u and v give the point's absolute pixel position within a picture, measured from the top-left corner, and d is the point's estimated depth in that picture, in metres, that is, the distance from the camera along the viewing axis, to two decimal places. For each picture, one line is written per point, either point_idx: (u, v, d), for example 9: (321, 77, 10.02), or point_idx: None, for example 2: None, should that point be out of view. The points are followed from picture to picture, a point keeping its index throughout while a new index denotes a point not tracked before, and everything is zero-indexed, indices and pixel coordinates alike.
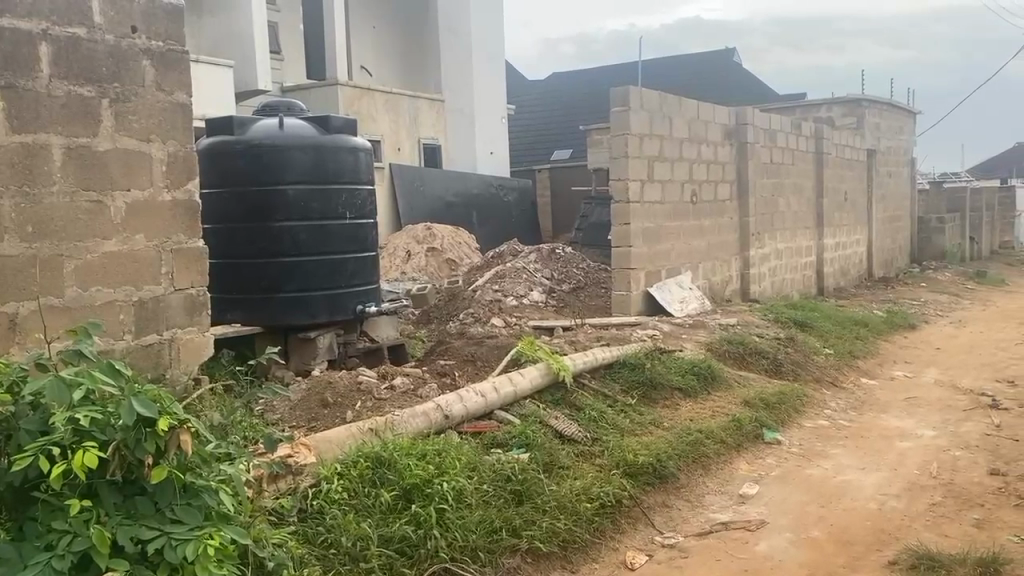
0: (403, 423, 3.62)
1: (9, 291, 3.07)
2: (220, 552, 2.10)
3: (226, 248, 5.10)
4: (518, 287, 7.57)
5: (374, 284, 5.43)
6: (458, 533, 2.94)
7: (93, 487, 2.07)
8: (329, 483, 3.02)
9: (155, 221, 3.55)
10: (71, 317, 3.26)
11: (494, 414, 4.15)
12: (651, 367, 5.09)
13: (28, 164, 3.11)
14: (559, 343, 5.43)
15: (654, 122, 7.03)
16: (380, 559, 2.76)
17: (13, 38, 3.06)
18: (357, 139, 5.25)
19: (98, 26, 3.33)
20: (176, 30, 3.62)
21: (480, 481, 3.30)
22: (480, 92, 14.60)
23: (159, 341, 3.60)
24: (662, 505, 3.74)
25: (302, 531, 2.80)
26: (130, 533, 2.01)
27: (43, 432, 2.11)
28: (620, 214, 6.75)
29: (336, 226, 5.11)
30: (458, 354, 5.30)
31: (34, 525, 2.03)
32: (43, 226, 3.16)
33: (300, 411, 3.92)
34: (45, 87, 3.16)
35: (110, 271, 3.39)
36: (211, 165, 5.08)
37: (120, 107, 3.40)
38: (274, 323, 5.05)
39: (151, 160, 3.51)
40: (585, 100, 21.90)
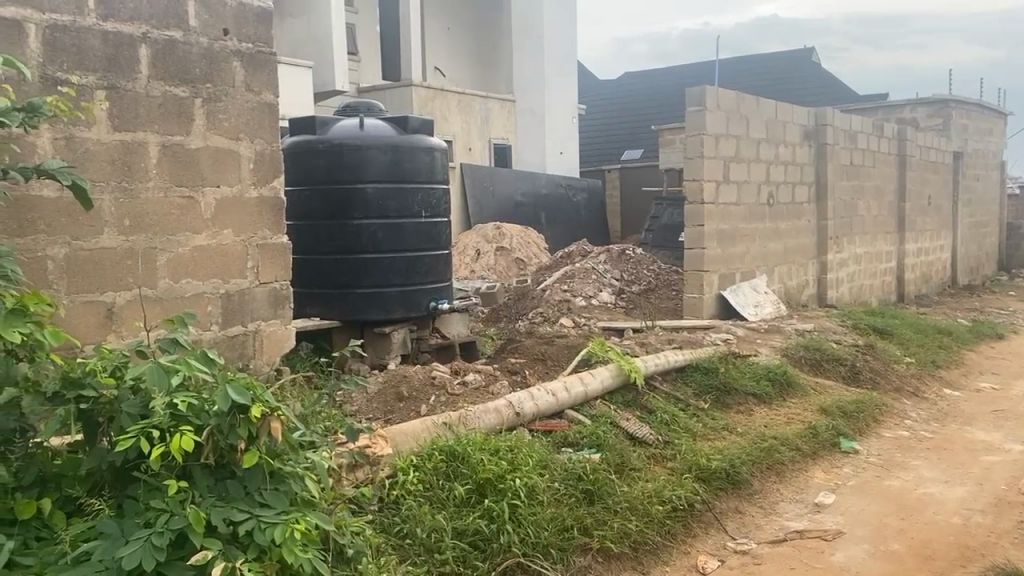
0: (476, 419, 3.67)
1: (106, 282, 3.22)
2: (305, 537, 2.18)
3: (307, 245, 5.26)
4: (588, 287, 7.56)
5: (446, 282, 5.50)
6: (530, 529, 2.96)
7: (188, 469, 2.19)
8: (404, 475, 3.08)
9: (243, 216, 3.68)
10: (164, 307, 3.41)
11: (565, 413, 4.18)
12: (725, 371, 5.02)
13: (126, 161, 3.27)
14: (630, 345, 5.41)
15: (731, 122, 6.93)
16: (455, 551, 2.81)
17: (116, 41, 3.22)
18: (434, 139, 5.33)
19: (193, 29, 3.47)
20: (265, 32, 3.74)
21: (551, 479, 3.33)
22: (552, 91, 14.62)
23: (244, 333, 3.73)
24: (734, 511, 3.70)
25: (379, 521, 2.88)
26: (222, 514, 2.10)
27: (143, 416, 2.23)
28: (693, 215, 6.69)
29: (412, 224, 5.21)
30: (528, 353, 5.33)
31: (135, 503, 2.14)
32: (140, 220, 3.31)
33: (376, 403, 4.02)
34: (144, 87, 3.31)
35: (199, 265, 3.53)
36: (295, 163, 5.24)
37: (211, 106, 3.54)
38: (351, 318, 5.19)
39: (239, 157, 3.65)
40: (657, 100, 21.72)
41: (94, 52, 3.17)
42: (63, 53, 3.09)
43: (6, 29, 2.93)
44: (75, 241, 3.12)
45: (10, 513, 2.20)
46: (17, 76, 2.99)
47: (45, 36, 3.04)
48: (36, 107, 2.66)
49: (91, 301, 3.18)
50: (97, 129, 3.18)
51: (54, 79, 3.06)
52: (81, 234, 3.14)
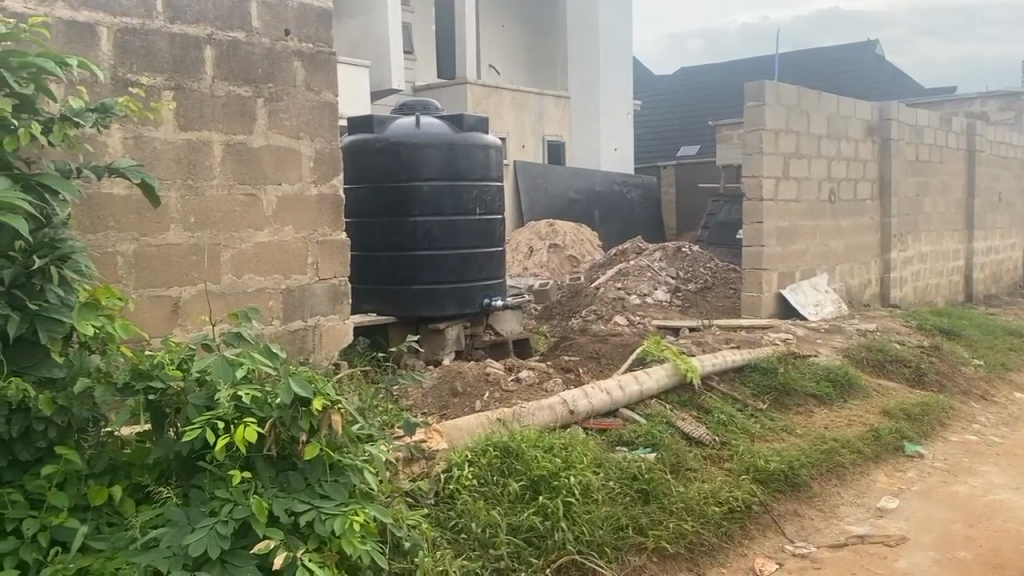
0: (530, 416, 3.68)
1: (173, 277, 3.31)
2: (364, 529, 2.21)
3: (365, 242, 5.33)
4: (643, 285, 7.51)
5: (500, 279, 5.52)
6: (584, 527, 2.95)
7: (251, 460, 2.25)
8: (459, 469, 3.11)
9: (304, 213, 3.76)
10: (227, 302, 3.50)
11: (620, 412, 4.15)
12: (784, 371, 4.93)
13: (192, 159, 3.36)
14: (686, 344, 5.35)
15: (791, 117, 6.79)
16: (510, 547, 2.81)
17: (182, 43, 3.31)
18: (489, 137, 5.35)
19: (255, 30, 3.55)
20: (325, 33, 3.80)
21: (607, 478, 3.31)
22: (607, 88, 14.53)
23: (304, 328, 3.81)
24: (793, 514, 3.63)
25: (434, 515, 2.90)
26: (284, 505, 2.15)
27: (208, 407, 2.29)
28: (752, 213, 6.58)
29: (467, 221, 5.23)
30: (582, 351, 5.32)
31: (200, 492, 2.20)
32: (205, 218, 3.40)
33: (432, 399, 4.05)
34: (208, 88, 3.40)
35: (261, 261, 3.61)
36: (353, 161, 5.32)
37: (273, 106, 3.62)
38: (407, 314, 5.24)
39: (300, 156, 3.72)
40: (715, 96, 21.41)
41: (162, 54, 3.26)
42: (133, 55, 3.18)
43: (79, 34, 3.04)
44: (143, 237, 3.22)
45: (83, 498, 2.28)
46: (90, 77, 3.10)
47: (115, 39, 3.13)
48: (108, 108, 2.75)
49: (158, 296, 3.28)
50: (165, 128, 3.27)
51: (125, 80, 3.16)
52: (149, 230, 3.24)
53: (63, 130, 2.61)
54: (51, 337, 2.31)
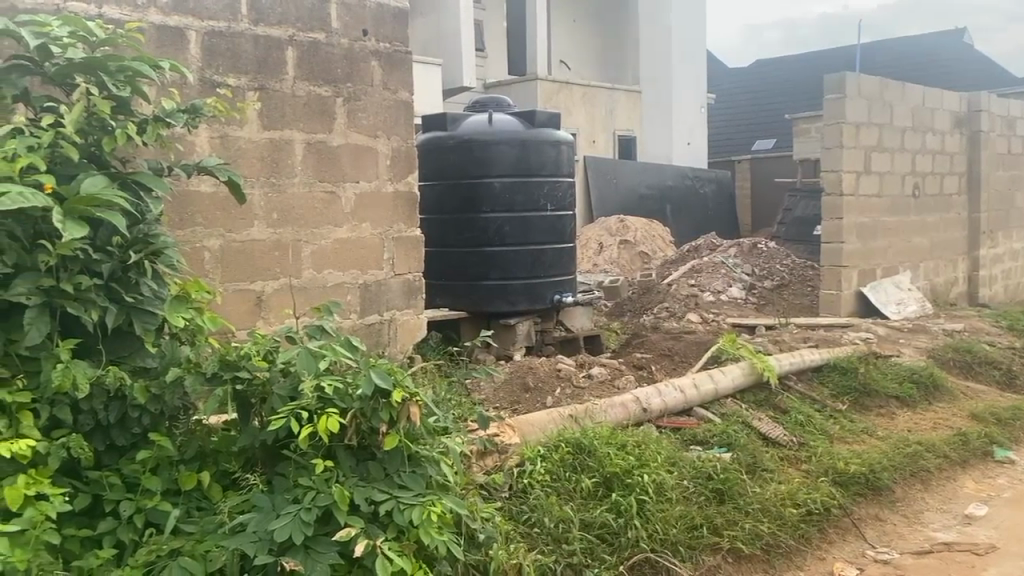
0: (603, 413, 3.67)
1: (256, 273, 3.42)
2: (442, 519, 2.26)
3: (439, 238, 5.41)
4: (716, 282, 7.38)
5: (571, 275, 5.51)
6: (658, 525, 2.94)
7: (333, 449, 2.32)
8: (532, 464, 3.12)
9: (380, 210, 3.84)
10: (308, 297, 3.60)
11: (694, 411, 4.11)
12: (865, 371, 4.79)
13: (275, 158, 3.46)
14: (762, 342, 5.25)
15: (873, 109, 6.57)
16: (582, 543, 2.81)
17: (266, 45, 3.41)
18: (560, 132, 5.36)
19: (335, 31, 3.63)
20: (401, 31, 3.87)
21: (681, 477, 3.28)
22: (679, 81, 14.32)
23: (380, 321, 3.88)
24: (874, 518, 3.52)
25: (508, 508, 2.92)
26: (364, 494, 2.21)
27: (292, 397, 2.37)
28: (830, 208, 6.40)
29: (538, 217, 5.24)
30: (655, 348, 5.27)
31: (284, 480, 2.28)
32: (286, 215, 3.50)
33: (504, 393, 4.09)
34: (290, 88, 3.50)
35: (340, 256, 3.70)
36: (428, 158, 5.40)
37: (351, 105, 3.70)
38: (479, 309, 5.29)
39: (377, 153, 3.81)
40: (791, 89, 20.87)
41: (247, 56, 3.37)
42: (219, 56, 3.30)
43: (170, 37, 3.16)
44: (229, 233, 3.33)
45: (174, 483, 2.39)
46: (180, 79, 3.22)
47: (203, 42, 3.25)
48: (197, 109, 2.87)
49: (243, 290, 3.39)
50: (249, 127, 3.38)
51: (212, 82, 3.28)
52: (234, 227, 3.35)
53: (157, 130, 2.73)
54: (145, 328, 2.42)
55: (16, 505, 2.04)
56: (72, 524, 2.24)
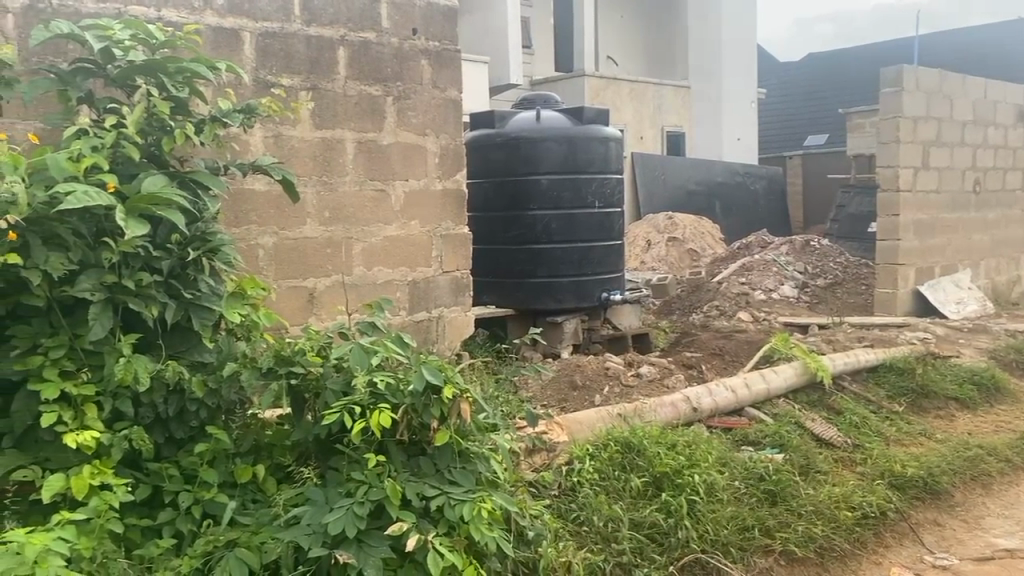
0: (652, 412, 3.64)
1: (308, 270, 3.47)
2: (491, 516, 2.27)
3: (486, 235, 5.43)
4: (767, 281, 7.26)
5: (619, 273, 5.47)
6: (709, 526, 2.90)
7: (384, 444, 2.35)
8: (581, 462, 3.11)
9: (429, 208, 3.87)
10: (358, 294, 3.64)
11: (745, 411, 4.06)
12: (922, 372, 4.66)
13: (327, 157, 3.51)
14: (815, 342, 5.16)
15: (931, 103, 6.39)
16: (632, 542, 2.79)
17: (317, 45, 3.46)
18: (609, 129, 5.33)
19: (385, 30, 3.66)
20: (450, 30, 3.89)
21: (731, 477, 3.24)
22: (730, 76, 14.12)
23: (428, 318, 3.91)
24: (933, 523, 3.43)
25: (557, 506, 2.92)
26: (416, 489, 2.23)
27: (345, 392, 2.40)
28: (886, 205, 6.25)
29: (586, 214, 5.22)
30: (705, 347, 5.21)
31: (337, 474, 2.32)
32: (338, 213, 3.55)
33: (552, 391, 4.08)
34: (341, 88, 3.54)
35: (390, 254, 3.73)
36: (475, 156, 5.42)
37: (401, 103, 3.74)
38: (526, 307, 5.30)
39: (426, 152, 3.84)
40: (845, 84, 20.42)
41: (299, 56, 3.42)
42: (273, 57, 3.35)
43: (225, 39, 3.22)
44: (282, 231, 3.39)
45: (230, 475, 2.44)
46: (236, 79, 3.28)
47: (257, 42, 3.31)
48: (252, 109, 2.93)
49: (295, 287, 3.44)
50: (302, 126, 3.43)
51: (266, 82, 3.34)
52: (288, 225, 3.40)
53: (213, 130, 2.79)
54: (203, 324, 2.48)
55: (81, 494, 2.12)
56: (133, 514, 2.30)
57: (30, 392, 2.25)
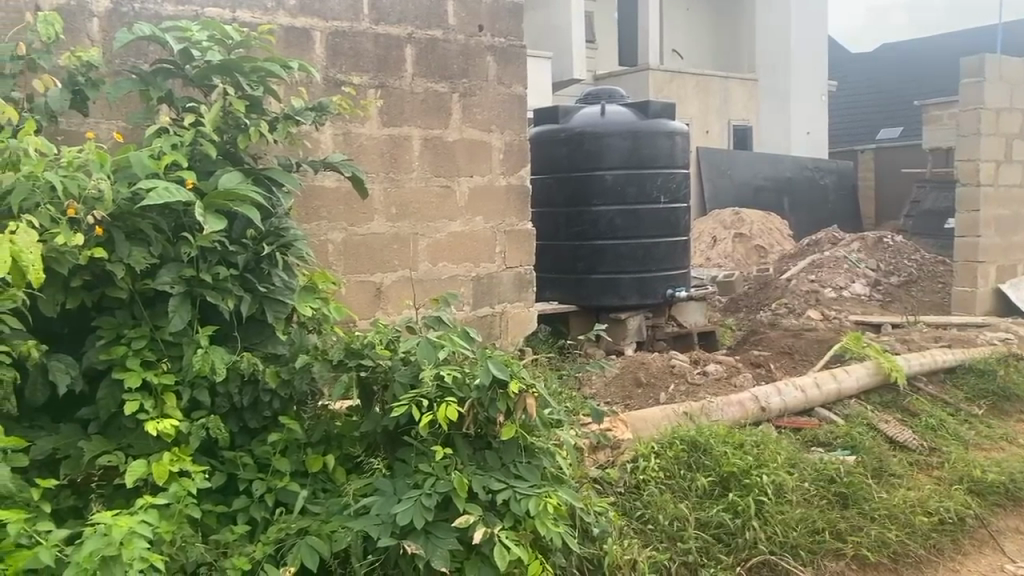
0: (719, 411, 3.59)
1: (375, 265, 3.52)
2: (557, 511, 2.27)
3: (549, 231, 5.43)
4: (838, 278, 7.08)
5: (685, 269, 5.40)
6: (777, 527, 2.85)
7: (451, 437, 2.38)
8: (646, 461, 3.09)
9: (493, 203, 3.89)
10: (423, 288, 3.68)
11: (815, 411, 3.97)
12: (1005, 374, 4.48)
13: (394, 153, 3.55)
14: (889, 341, 5.00)
15: (1015, 93, 6.12)
16: (698, 542, 2.76)
17: (385, 43, 3.50)
18: (675, 123, 5.26)
19: (452, 27, 3.70)
20: (516, 26, 3.90)
21: (801, 478, 3.18)
22: (799, 69, 13.79)
23: (492, 313, 3.93)
24: (1015, 531, 3.28)
25: (621, 504, 2.90)
26: (482, 483, 2.25)
27: (412, 384, 2.44)
28: (966, 200, 6.01)
29: (651, 210, 5.16)
30: (773, 346, 5.10)
31: (404, 466, 2.36)
32: (404, 208, 3.59)
33: (616, 387, 4.06)
34: (409, 85, 3.58)
35: (455, 249, 3.77)
36: (539, 152, 5.42)
37: (467, 100, 3.77)
38: (589, 303, 5.28)
39: (491, 148, 3.86)
40: (922, 75, 19.72)
41: (367, 54, 3.47)
42: (343, 56, 3.40)
43: (297, 38, 3.29)
44: (350, 227, 3.45)
45: (302, 465, 2.50)
46: (307, 78, 3.35)
47: (328, 41, 3.36)
48: (324, 107, 2.99)
49: (363, 282, 3.50)
50: (371, 124, 3.48)
51: (336, 80, 3.40)
52: (356, 221, 3.46)
53: (287, 127, 2.85)
54: (276, 316, 2.54)
55: (162, 480, 2.19)
56: (210, 500, 2.38)
57: (114, 381, 2.34)
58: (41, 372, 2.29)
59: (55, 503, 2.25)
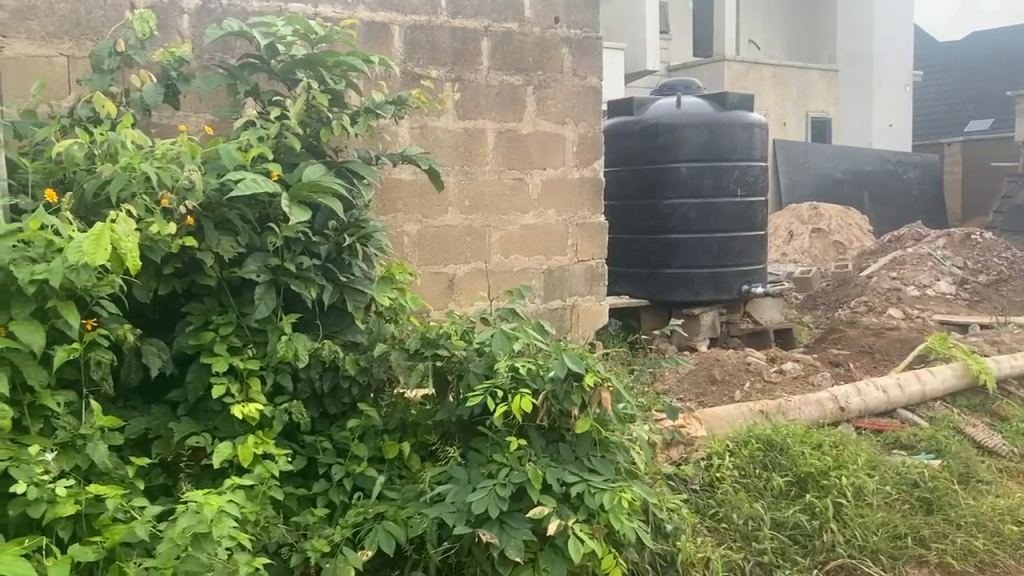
0: (796, 410, 3.51)
1: (449, 256, 3.55)
2: (631, 506, 2.26)
3: (621, 225, 5.38)
4: (922, 276, 6.83)
5: (761, 265, 5.30)
6: (857, 530, 2.77)
7: (525, 428, 2.40)
8: (720, 458, 3.05)
9: (566, 196, 3.88)
10: (495, 279, 3.70)
11: (897, 413, 3.86)
12: None
13: (469, 146, 3.58)
14: (977, 342, 4.81)
15: None
16: (773, 542, 2.70)
17: (462, 37, 3.53)
18: (753, 115, 5.16)
19: (528, 20, 3.69)
20: (592, 18, 3.88)
21: (882, 481, 3.09)
22: (883, 59, 13.33)
23: (563, 307, 3.93)
24: None
25: (695, 501, 2.87)
26: (556, 475, 2.26)
27: (487, 375, 2.45)
28: None
29: (727, 203, 5.08)
30: (853, 345, 4.96)
31: (478, 455, 2.38)
32: (478, 201, 3.62)
33: (689, 384, 4.02)
34: (484, 78, 3.60)
35: (527, 242, 3.78)
36: (612, 144, 5.38)
37: (541, 93, 3.76)
38: (661, 298, 5.23)
39: (565, 141, 3.85)
40: (1015, 64, 18.82)
41: (444, 47, 3.49)
42: (420, 50, 3.44)
43: (376, 32, 3.34)
44: (425, 219, 3.49)
45: (379, 451, 2.55)
46: (386, 72, 3.39)
47: (406, 36, 3.41)
48: (403, 100, 3.04)
49: (437, 273, 3.53)
50: (447, 117, 3.51)
51: (413, 74, 3.44)
52: (431, 213, 3.50)
53: (368, 121, 2.91)
54: (356, 306, 2.60)
55: (246, 462, 2.27)
56: (291, 483, 2.45)
57: (201, 365, 2.43)
58: (135, 355, 2.40)
59: (147, 480, 2.35)
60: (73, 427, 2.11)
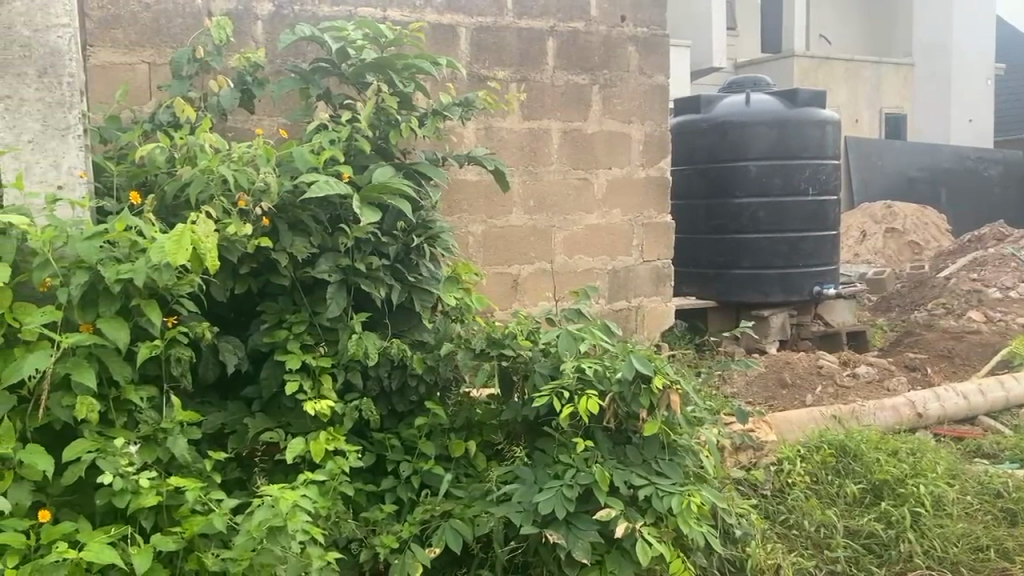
0: (870, 416, 3.41)
1: (514, 256, 3.57)
2: (700, 510, 2.23)
3: (687, 224, 5.31)
4: (1005, 277, 6.55)
5: (834, 265, 5.17)
6: (935, 541, 2.67)
7: (592, 430, 2.39)
8: (790, 464, 2.99)
9: (632, 195, 3.85)
10: (560, 279, 3.69)
11: (979, 420, 3.72)
12: None
13: (534, 147, 3.58)
14: None
15: None
16: (847, 551, 2.63)
17: (528, 37, 3.53)
18: (825, 112, 5.04)
19: (594, 19, 3.68)
20: (659, 16, 3.84)
21: (962, 491, 2.98)
22: (963, 51, 12.85)
23: (628, 308, 3.90)
24: None
25: (764, 506, 2.81)
26: (623, 477, 2.24)
27: (553, 376, 2.45)
28: None
29: (797, 202, 4.97)
30: (931, 348, 4.78)
31: (545, 455, 2.38)
32: (543, 201, 3.62)
33: (758, 387, 3.94)
34: (550, 78, 3.60)
35: (593, 242, 3.76)
36: (678, 143, 5.30)
37: (607, 91, 3.74)
38: (729, 298, 5.14)
39: (630, 140, 3.82)
40: None
41: (510, 47, 3.51)
42: (486, 51, 3.46)
43: (443, 35, 3.37)
44: (490, 219, 3.50)
45: (446, 449, 2.58)
46: (453, 74, 3.42)
47: (473, 38, 3.43)
48: (470, 102, 3.06)
49: (501, 272, 3.55)
50: (512, 117, 3.52)
51: (479, 75, 3.46)
52: (496, 213, 3.52)
53: (435, 122, 2.94)
54: (423, 305, 2.63)
55: (319, 457, 2.32)
56: (361, 479, 2.50)
57: (276, 362, 2.49)
58: (212, 351, 2.47)
59: (223, 474, 2.42)
60: (154, 422, 2.17)
